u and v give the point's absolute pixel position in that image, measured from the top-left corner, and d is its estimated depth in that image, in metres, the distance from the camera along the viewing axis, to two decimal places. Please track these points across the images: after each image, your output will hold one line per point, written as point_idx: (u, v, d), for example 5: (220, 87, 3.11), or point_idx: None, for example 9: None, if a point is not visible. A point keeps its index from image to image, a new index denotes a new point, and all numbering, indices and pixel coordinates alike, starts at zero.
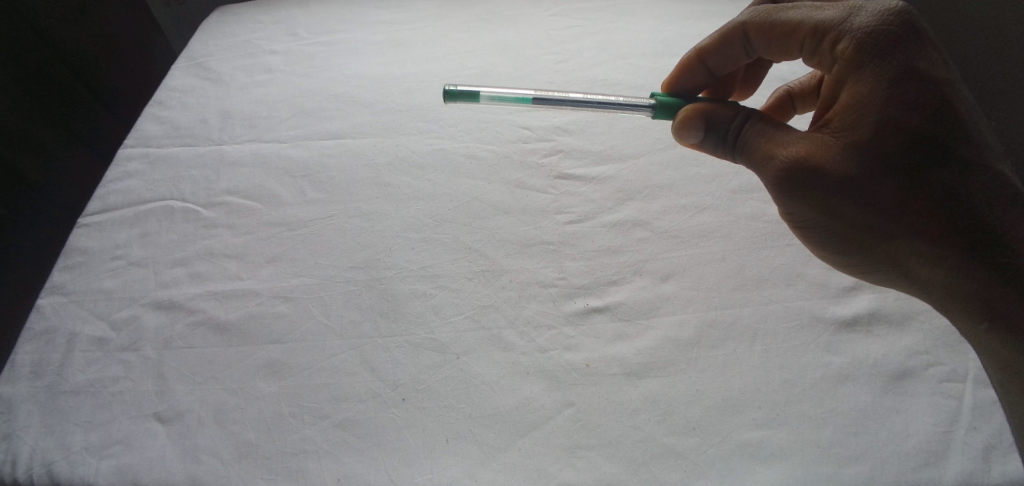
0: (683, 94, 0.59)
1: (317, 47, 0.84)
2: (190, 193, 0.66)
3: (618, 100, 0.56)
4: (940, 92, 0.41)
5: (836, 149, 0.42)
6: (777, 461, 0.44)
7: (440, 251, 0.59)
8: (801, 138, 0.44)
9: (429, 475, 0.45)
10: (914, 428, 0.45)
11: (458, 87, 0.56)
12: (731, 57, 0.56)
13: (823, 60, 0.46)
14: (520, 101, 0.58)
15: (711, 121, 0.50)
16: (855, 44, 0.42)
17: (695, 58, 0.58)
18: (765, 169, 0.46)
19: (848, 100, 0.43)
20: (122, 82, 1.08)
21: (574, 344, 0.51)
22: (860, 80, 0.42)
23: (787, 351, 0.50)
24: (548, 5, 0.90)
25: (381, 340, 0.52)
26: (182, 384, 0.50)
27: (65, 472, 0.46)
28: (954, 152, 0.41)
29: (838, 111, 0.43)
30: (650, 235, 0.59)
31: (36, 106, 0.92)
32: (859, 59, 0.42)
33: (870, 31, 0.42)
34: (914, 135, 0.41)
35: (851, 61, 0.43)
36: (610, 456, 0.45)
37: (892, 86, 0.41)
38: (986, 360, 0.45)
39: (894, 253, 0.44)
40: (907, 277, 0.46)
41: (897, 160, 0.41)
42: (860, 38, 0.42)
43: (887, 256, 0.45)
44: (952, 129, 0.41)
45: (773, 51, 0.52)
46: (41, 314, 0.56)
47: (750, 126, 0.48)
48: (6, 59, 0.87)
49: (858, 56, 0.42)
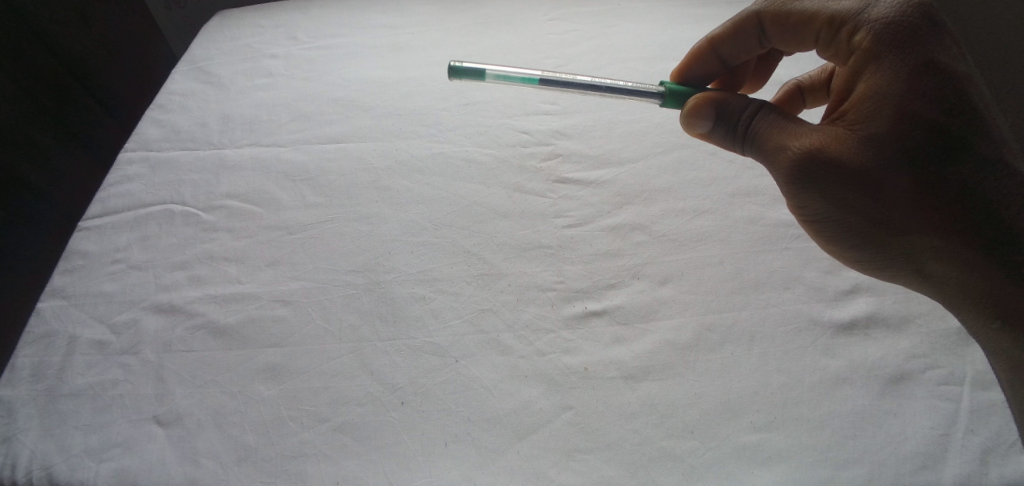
0: (694, 82, 0.59)
1: (317, 51, 0.85)
2: (190, 196, 0.66)
3: (625, 85, 0.56)
4: (958, 86, 0.42)
5: (851, 141, 0.42)
6: (774, 464, 0.44)
7: (439, 254, 0.59)
8: (815, 129, 0.44)
9: (429, 478, 0.45)
10: (912, 431, 0.45)
11: (463, 64, 0.56)
12: (744, 46, 0.57)
13: (840, 51, 0.47)
14: (527, 81, 0.58)
15: (723, 111, 0.50)
16: (874, 35, 0.43)
17: (707, 47, 0.58)
18: (777, 161, 0.46)
19: (866, 89, 0.43)
20: (124, 82, 1.09)
21: (572, 348, 0.52)
22: (878, 71, 0.43)
23: (786, 355, 0.50)
24: (547, 9, 0.91)
25: (380, 344, 0.52)
26: (182, 386, 0.51)
27: (65, 475, 0.46)
28: (972, 146, 0.41)
29: (854, 102, 0.43)
30: (648, 239, 0.59)
31: (37, 109, 0.93)
32: (877, 50, 0.43)
33: (889, 21, 0.43)
34: (933, 128, 0.41)
35: (869, 50, 0.43)
36: (609, 458, 0.45)
37: (911, 77, 0.41)
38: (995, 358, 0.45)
39: (909, 250, 0.44)
40: (920, 275, 0.46)
41: (915, 154, 0.41)
42: (879, 28, 0.43)
43: (901, 253, 0.45)
44: (969, 124, 0.41)
45: (788, 41, 0.53)
46: (42, 318, 0.56)
47: (762, 115, 0.47)
48: (9, 62, 0.88)
49: (877, 47, 0.43)
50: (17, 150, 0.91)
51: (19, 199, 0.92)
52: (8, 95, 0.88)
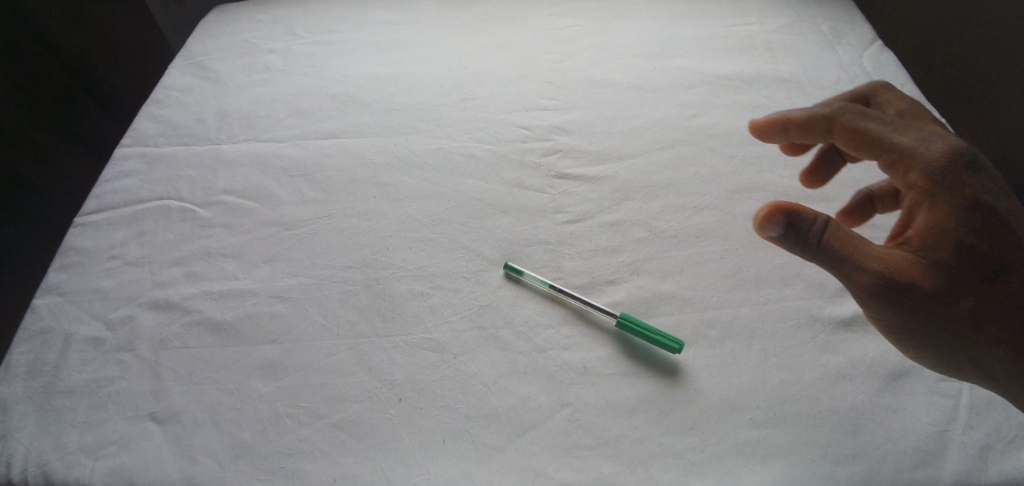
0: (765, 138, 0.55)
1: (315, 47, 0.84)
2: (187, 192, 0.66)
3: None
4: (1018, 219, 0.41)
5: (923, 269, 0.41)
6: (775, 461, 0.44)
7: (437, 250, 0.59)
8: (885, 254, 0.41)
9: (426, 476, 0.44)
10: (912, 428, 0.45)
11: None
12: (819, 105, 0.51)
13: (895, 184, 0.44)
14: None
15: (799, 225, 0.41)
16: (929, 175, 0.42)
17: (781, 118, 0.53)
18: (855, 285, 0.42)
19: (924, 225, 0.42)
20: (122, 80, 1.13)
21: (571, 344, 0.51)
22: (931, 211, 0.41)
23: (785, 351, 0.50)
24: (547, 5, 0.90)
25: (378, 340, 0.52)
26: (178, 383, 0.50)
27: (60, 473, 0.46)
28: None
29: (916, 232, 0.42)
30: (648, 235, 0.59)
31: (37, 110, 0.97)
32: (932, 195, 0.41)
33: (941, 163, 0.42)
34: (999, 234, 0.40)
35: (926, 189, 0.42)
36: (608, 455, 0.45)
37: (971, 200, 0.41)
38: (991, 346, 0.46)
39: (979, 356, 0.41)
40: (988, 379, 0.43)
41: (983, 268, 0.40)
42: (935, 171, 0.41)
43: (970, 357, 0.42)
44: None
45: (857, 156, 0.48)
46: (38, 314, 0.55)
47: (837, 233, 0.41)
48: (10, 62, 0.92)
49: (933, 189, 0.41)
50: (17, 150, 0.95)
51: (20, 199, 0.96)
52: (9, 96, 0.92)
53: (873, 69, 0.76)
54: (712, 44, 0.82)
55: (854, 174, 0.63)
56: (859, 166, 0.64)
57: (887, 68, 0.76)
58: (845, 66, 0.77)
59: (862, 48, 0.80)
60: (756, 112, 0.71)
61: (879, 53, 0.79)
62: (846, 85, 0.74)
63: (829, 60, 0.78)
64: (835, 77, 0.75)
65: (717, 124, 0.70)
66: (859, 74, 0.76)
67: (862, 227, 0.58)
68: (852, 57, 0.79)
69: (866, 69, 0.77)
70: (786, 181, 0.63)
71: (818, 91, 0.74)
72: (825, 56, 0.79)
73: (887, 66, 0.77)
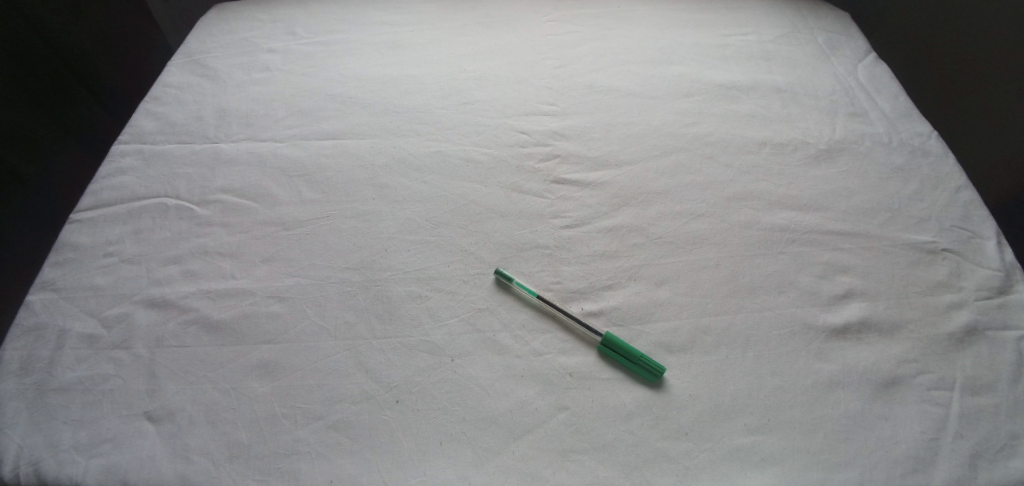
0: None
1: (315, 47, 0.84)
2: (185, 190, 0.66)
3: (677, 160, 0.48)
4: None
5: None
6: (768, 466, 0.44)
7: (435, 252, 0.59)
8: None
9: (423, 478, 0.44)
10: (903, 435, 0.46)
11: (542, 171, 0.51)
12: None
13: None
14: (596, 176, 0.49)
15: None
16: None
17: None
18: None
19: None
20: (120, 76, 1.17)
21: (568, 349, 0.52)
22: None
23: (779, 358, 0.50)
24: (547, 10, 0.91)
25: (376, 342, 0.52)
26: (174, 382, 0.50)
27: (53, 472, 0.45)
28: None
29: None
30: (646, 241, 0.59)
31: (36, 106, 1.03)
32: None
33: None
34: None
35: None
36: (604, 459, 0.45)
37: None
38: (932, 349, 0.50)
39: None
40: None
41: None
42: None
43: None
44: None
45: None
46: (31, 310, 0.55)
47: None
48: (8, 58, 0.98)
49: None
50: (15, 148, 1.02)
51: (19, 199, 1.05)
52: (9, 93, 0.99)
53: (867, 81, 0.78)
54: (709, 52, 0.82)
55: (849, 185, 0.64)
56: (854, 176, 0.65)
57: (882, 79, 0.78)
58: (841, 77, 0.78)
59: (857, 59, 0.81)
60: (752, 121, 0.72)
61: (874, 65, 0.80)
62: (841, 96, 0.75)
63: (825, 71, 0.79)
64: (830, 88, 0.76)
65: (714, 132, 0.71)
66: (854, 85, 0.77)
67: (856, 237, 0.59)
68: (847, 68, 0.80)
69: (861, 80, 0.78)
70: (782, 190, 0.64)
71: (814, 101, 0.74)
72: (820, 66, 0.80)
73: (882, 78, 0.78)
